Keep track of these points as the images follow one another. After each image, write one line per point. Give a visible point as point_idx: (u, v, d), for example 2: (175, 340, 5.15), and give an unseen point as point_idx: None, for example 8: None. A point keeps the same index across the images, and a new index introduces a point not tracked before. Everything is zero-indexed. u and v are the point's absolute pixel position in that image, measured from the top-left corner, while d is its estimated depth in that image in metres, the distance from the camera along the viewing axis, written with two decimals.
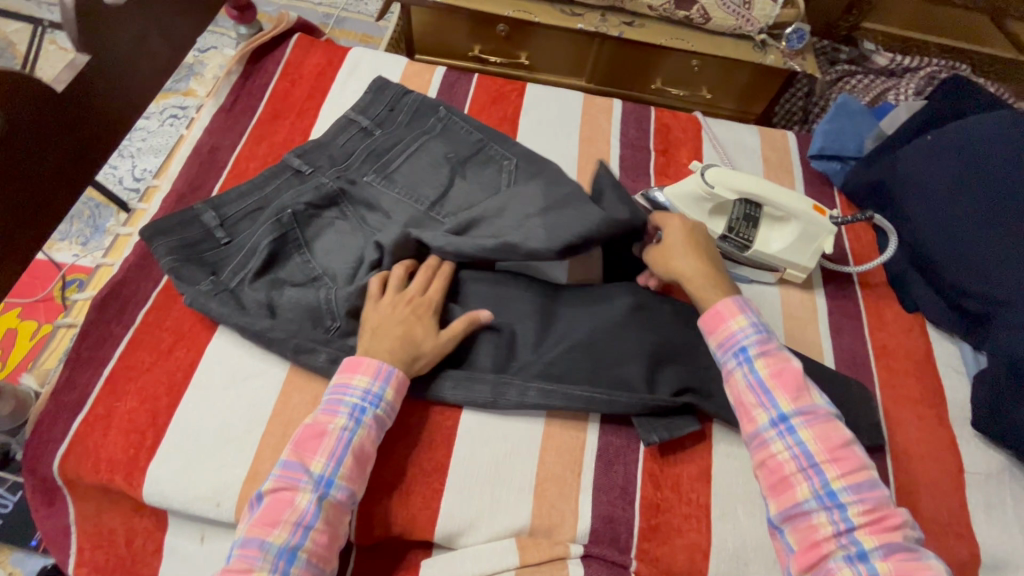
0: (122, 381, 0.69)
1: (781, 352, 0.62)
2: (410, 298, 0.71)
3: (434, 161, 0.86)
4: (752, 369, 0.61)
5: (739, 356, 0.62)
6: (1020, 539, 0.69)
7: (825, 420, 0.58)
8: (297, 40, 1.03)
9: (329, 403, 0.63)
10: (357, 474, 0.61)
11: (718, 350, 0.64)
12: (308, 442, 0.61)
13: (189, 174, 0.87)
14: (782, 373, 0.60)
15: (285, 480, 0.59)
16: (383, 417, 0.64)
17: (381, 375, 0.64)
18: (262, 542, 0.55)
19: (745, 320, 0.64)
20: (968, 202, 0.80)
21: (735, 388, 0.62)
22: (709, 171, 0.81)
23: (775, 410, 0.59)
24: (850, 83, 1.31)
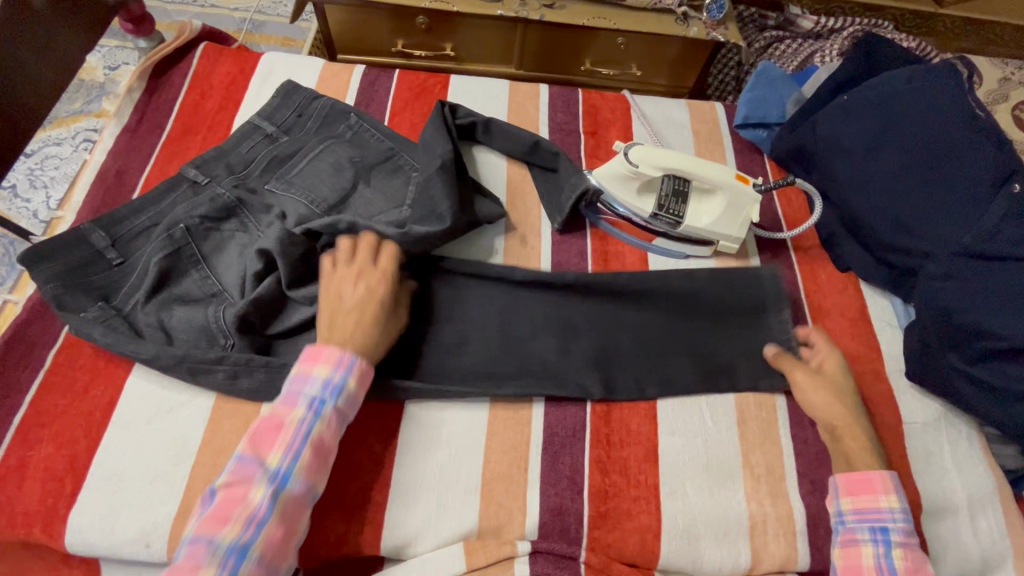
0: (35, 428, 0.65)
1: (920, 552, 0.62)
2: (361, 272, 0.70)
3: (339, 165, 0.84)
4: (887, 553, 0.61)
5: (876, 533, 0.62)
6: (957, 482, 0.71)
7: None
8: (204, 50, 0.98)
9: (288, 395, 0.62)
10: (316, 468, 0.60)
11: (855, 515, 0.63)
12: (264, 435, 0.59)
13: (95, 201, 0.82)
14: (917, 572, 0.60)
15: (239, 475, 0.56)
16: (343, 409, 0.62)
17: (343, 364, 0.63)
18: (211, 539, 0.53)
19: (897, 503, 0.63)
20: (889, 157, 0.82)
21: (861, 560, 0.61)
22: (632, 151, 0.81)
23: None
24: (779, 49, 1.28)
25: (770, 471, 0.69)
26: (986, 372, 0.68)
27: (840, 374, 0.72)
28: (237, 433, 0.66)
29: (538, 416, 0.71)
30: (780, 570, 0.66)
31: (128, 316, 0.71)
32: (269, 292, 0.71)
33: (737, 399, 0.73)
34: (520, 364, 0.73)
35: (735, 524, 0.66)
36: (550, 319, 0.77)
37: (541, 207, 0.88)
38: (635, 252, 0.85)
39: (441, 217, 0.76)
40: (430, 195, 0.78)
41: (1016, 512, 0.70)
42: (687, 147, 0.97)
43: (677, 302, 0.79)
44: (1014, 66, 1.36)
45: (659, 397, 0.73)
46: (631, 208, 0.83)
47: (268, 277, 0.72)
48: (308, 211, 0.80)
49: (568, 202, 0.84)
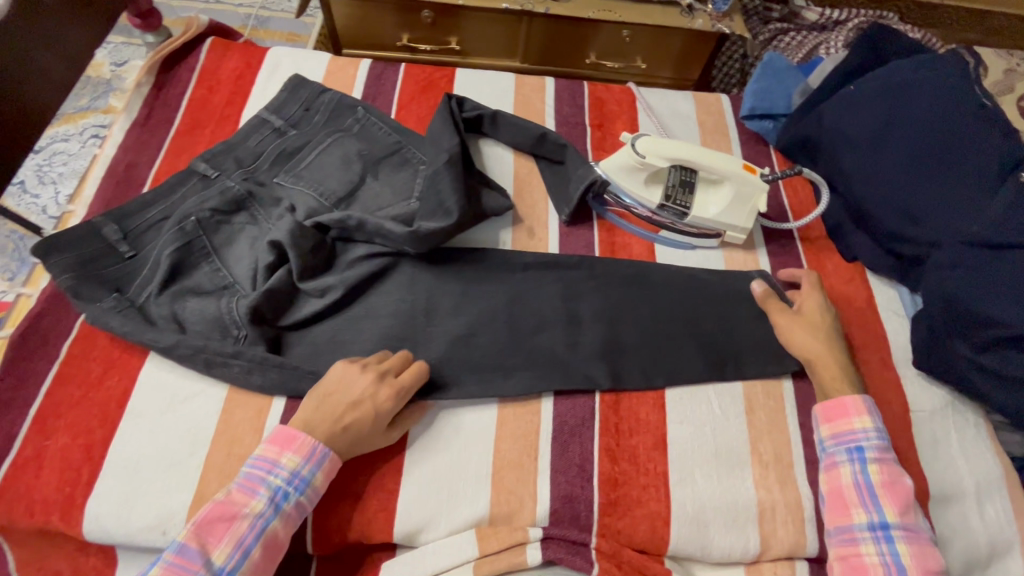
0: (51, 418, 0.66)
1: (895, 467, 0.64)
2: (381, 379, 0.65)
3: (347, 158, 0.85)
4: (864, 470, 0.64)
5: (853, 453, 0.65)
6: (964, 469, 0.71)
7: (924, 544, 0.61)
8: (212, 44, 0.99)
9: (248, 483, 0.59)
10: (264, 565, 0.58)
11: (833, 439, 0.66)
12: (213, 525, 0.56)
13: (105, 195, 0.83)
14: (894, 485, 0.63)
15: (176, 569, 0.54)
16: (304, 505, 0.60)
17: (313, 458, 0.60)
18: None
19: (871, 422, 0.65)
20: (896, 145, 0.82)
21: (839, 480, 0.64)
22: (639, 142, 0.82)
23: (877, 516, 0.61)
24: (782, 41, 1.25)
25: (778, 458, 0.70)
26: (993, 359, 0.69)
27: (829, 320, 0.74)
28: (250, 423, 0.67)
29: (548, 405, 0.71)
30: (789, 555, 0.66)
31: (142, 308, 0.71)
32: (279, 284, 0.73)
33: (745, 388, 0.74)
34: (530, 354, 0.74)
35: (744, 511, 0.67)
36: (558, 309, 0.77)
37: (548, 200, 0.88)
38: (641, 243, 0.86)
39: (448, 211, 0.77)
40: (437, 189, 0.79)
41: None
42: (694, 139, 0.97)
43: (684, 292, 0.79)
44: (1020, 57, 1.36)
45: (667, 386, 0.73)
46: (637, 199, 0.85)
47: (279, 269, 0.74)
48: (315, 205, 0.80)
49: (576, 193, 0.84)
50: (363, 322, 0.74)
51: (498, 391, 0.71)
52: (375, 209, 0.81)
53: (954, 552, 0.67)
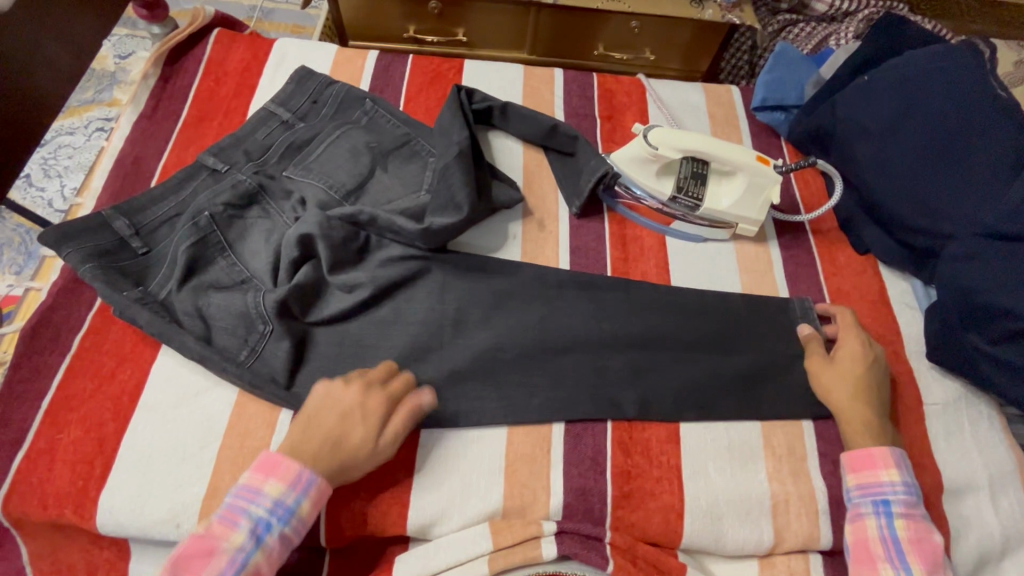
0: (63, 412, 0.65)
1: (925, 522, 0.62)
2: (367, 385, 0.64)
3: (356, 151, 0.84)
4: (890, 524, 0.62)
5: (879, 506, 0.63)
6: (978, 463, 0.71)
7: None
8: (218, 36, 0.98)
9: (230, 512, 0.56)
10: None
11: (859, 490, 0.65)
12: (193, 559, 0.54)
13: (114, 188, 0.82)
14: (921, 541, 0.61)
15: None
16: (289, 536, 0.57)
17: (297, 486, 0.57)
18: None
19: (898, 476, 0.64)
20: (910, 138, 0.81)
21: (865, 533, 0.62)
22: (651, 133, 0.81)
23: (906, 574, 0.59)
24: (792, 33, 1.21)
25: (792, 451, 0.70)
26: (1009, 352, 0.69)
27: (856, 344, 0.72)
28: (263, 416, 0.67)
29: None
30: (803, 548, 0.66)
31: (165, 304, 0.70)
32: (306, 280, 0.72)
33: (758, 381, 0.74)
34: (542, 346, 0.73)
35: (758, 504, 0.66)
36: (570, 302, 0.77)
37: (558, 192, 0.88)
38: (653, 236, 0.85)
39: (458, 206, 0.77)
40: (449, 183, 0.78)
41: None
42: (704, 131, 0.96)
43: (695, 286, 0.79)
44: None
45: (679, 378, 0.73)
46: (648, 191, 0.84)
47: (304, 265, 0.73)
48: (330, 198, 0.80)
49: (587, 186, 0.84)
50: (374, 316, 0.74)
51: (511, 384, 0.71)
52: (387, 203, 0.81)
53: (969, 544, 0.67)
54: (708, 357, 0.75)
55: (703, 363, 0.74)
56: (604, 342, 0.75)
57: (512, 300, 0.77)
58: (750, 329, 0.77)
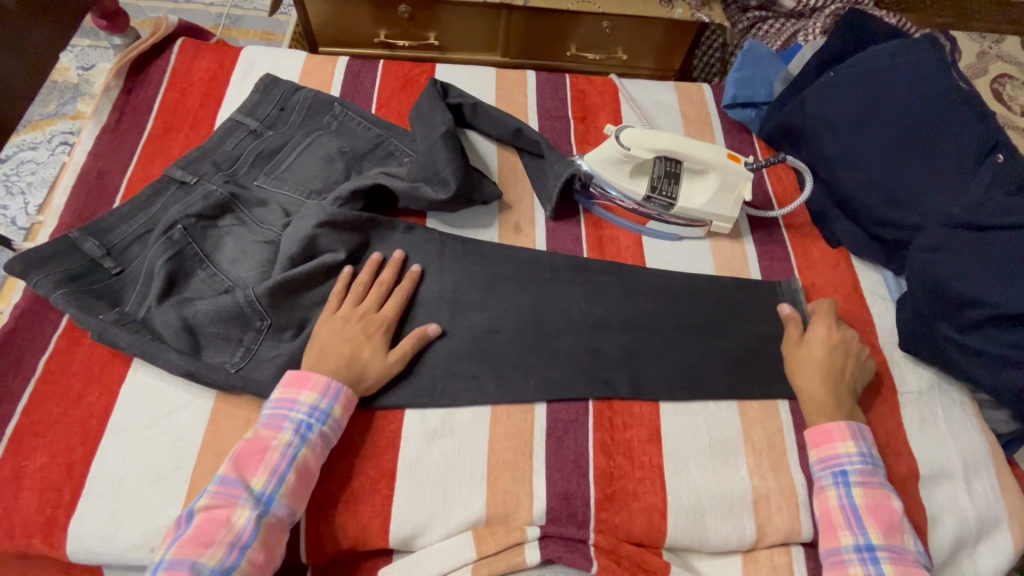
0: (28, 438, 0.63)
1: (883, 488, 0.64)
2: (364, 318, 0.70)
3: (330, 157, 0.83)
4: (848, 493, 0.64)
5: (837, 477, 0.65)
6: (952, 448, 0.72)
7: (914, 566, 0.60)
8: (182, 45, 0.96)
9: (273, 418, 0.62)
10: (300, 490, 0.60)
11: (819, 463, 0.67)
12: (248, 458, 0.60)
13: (79, 205, 0.80)
14: (878, 507, 0.63)
15: (222, 498, 0.57)
16: (329, 435, 0.63)
17: (329, 393, 0.64)
18: (193, 563, 0.54)
19: (855, 447, 0.66)
20: (877, 131, 0.82)
21: (826, 505, 0.64)
22: (623, 134, 0.81)
23: (864, 538, 0.61)
24: (762, 29, 1.19)
25: (771, 445, 0.70)
26: (978, 340, 0.70)
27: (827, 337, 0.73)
28: (238, 433, 0.66)
29: (541, 403, 0.71)
30: (786, 542, 0.66)
31: (143, 321, 0.69)
32: (302, 275, 0.71)
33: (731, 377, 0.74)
34: (521, 350, 0.73)
35: (740, 499, 0.67)
36: (548, 305, 0.76)
37: (534, 195, 0.87)
38: (629, 236, 0.86)
39: (444, 180, 0.79)
40: (434, 159, 0.80)
41: (1007, 475, 0.72)
42: (677, 130, 0.96)
43: (670, 287, 0.79)
44: (991, 40, 1.40)
45: (660, 377, 0.73)
46: (624, 192, 0.84)
47: (300, 262, 0.72)
48: (306, 204, 0.79)
49: (555, 189, 0.83)
50: None
51: (491, 391, 0.70)
52: (371, 197, 0.82)
53: (946, 531, 0.68)
54: (688, 355, 0.75)
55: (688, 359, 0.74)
56: (584, 343, 0.74)
57: (491, 305, 0.76)
58: (728, 325, 0.77)
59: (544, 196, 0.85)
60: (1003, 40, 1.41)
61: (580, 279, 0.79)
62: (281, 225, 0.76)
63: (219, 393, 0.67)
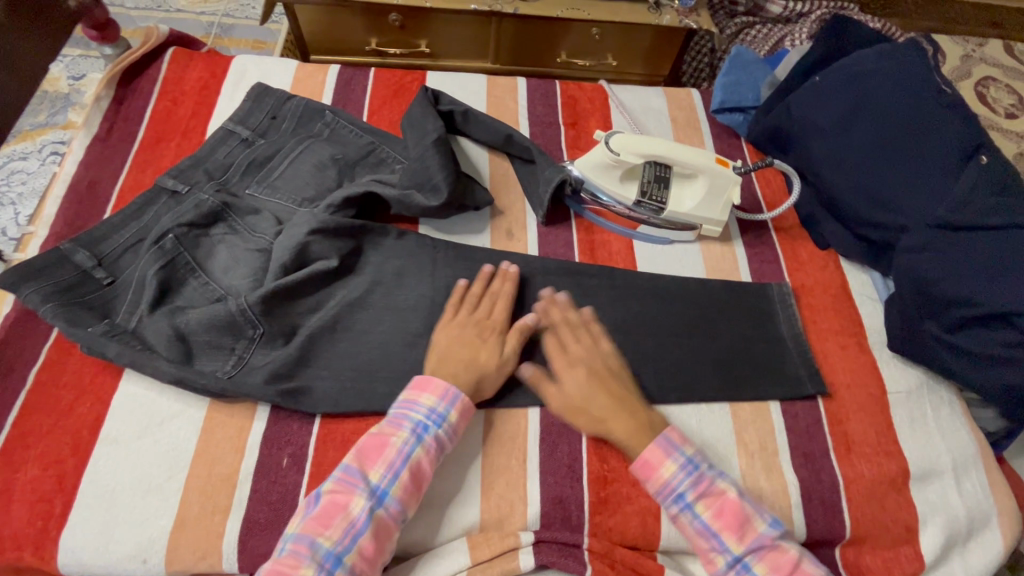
0: (19, 450, 0.63)
1: (716, 487, 0.64)
2: (477, 323, 0.71)
3: (322, 164, 0.83)
4: (695, 515, 0.63)
5: (679, 503, 0.63)
6: (941, 447, 0.73)
7: (774, 548, 0.61)
8: (173, 55, 0.96)
9: (396, 416, 0.63)
10: (412, 489, 0.60)
11: (659, 496, 0.65)
12: (370, 450, 0.61)
13: (70, 215, 0.80)
14: (723, 512, 0.62)
15: (344, 485, 0.58)
16: (443, 439, 0.63)
17: (448, 397, 0.64)
18: (313, 540, 0.55)
19: (674, 465, 0.64)
20: (862, 134, 0.84)
21: (686, 531, 0.63)
22: (612, 139, 0.82)
23: (727, 553, 0.61)
24: (750, 34, 1.25)
25: (764, 446, 0.71)
26: (964, 339, 0.71)
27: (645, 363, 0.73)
28: (231, 442, 0.65)
29: (534, 408, 0.71)
30: None
31: (135, 331, 0.68)
32: (294, 283, 0.72)
33: (600, 391, 0.68)
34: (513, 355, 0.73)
35: None
36: (540, 310, 0.77)
37: (526, 201, 0.88)
38: (620, 240, 0.86)
39: (436, 186, 0.79)
40: (426, 166, 0.80)
41: (996, 472, 0.73)
42: (666, 135, 0.97)
43: (661, 291, 0.80)
44: (974, 43, 1.43)
45: (652, 380, 0.73)
46: (614, 196, 0.85)
47: (293, 270, 0.73)
48: (299, 212, 0.79)
49: (547, 195, 0.83)
50: (339, 334, 0.72)
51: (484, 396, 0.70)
52: (364, 205, 0.82)
53: (938, 529, 0.68)
54: (681, 358, 0.75)
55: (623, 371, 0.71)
56: None
57: None
58: (719, 328, 0.78)
59: (534, 200, 0.86)
60: (985, 44, 1.43)
61: (573, 284, 0.79)
62: (274, 233, 0.76)
63: (212, 402, 0.67)
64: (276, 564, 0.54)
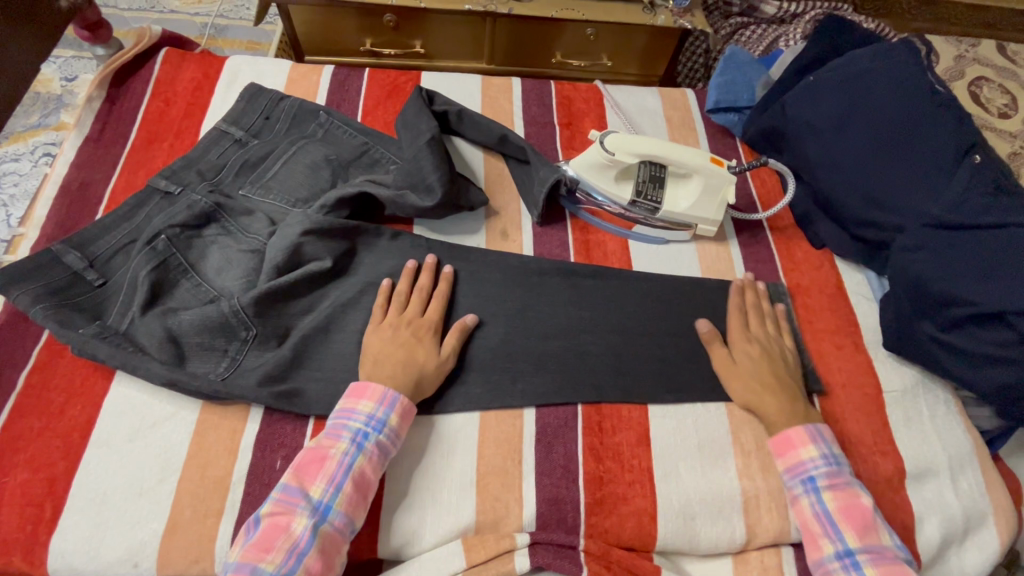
0: (9, 454, 0.62)
1: (850, 487, 0.64)
2: (411, 322, 0.71)
3: (316, 165, 0.83)
4: (819, 500, 0.64)
5: (807, 485, 0.65)
6: (937, 446, 0.73)
7: (892, 562, 0.60)
8: (166, 55, 0.96)
9: (333, 427, 0.62)
10: (357, 499, 0.60)
11: (788, 474, 0.66)
12: (307, 466, 0.60)
13: (61, 217, 0.79)
14: (850, 508, 0.63)
15: (283, 505, 0.58)
16: (386, 444, 0.62)
17: (385, 401, 0.64)
18: (254, 566, 0.54)
19: (816, 450, 0.66)
20: (857, 133, 0.84)
21: (802, 514, 0.64)
22: (607, 139, 0.82)
23: (841, 544, 0.61)
24: (744, 36, 1.22)
25: (760, 446, 0.70)
26: (959, 337, 0.71)
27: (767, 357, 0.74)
28: (224, 444, 0.65)
29: (529, 408, 0.70)
30: (775, 543, 0.67)
31: (127, 333, 0.68)
32: (288, 284, 0.71)
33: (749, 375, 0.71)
34: (508, 356, 0.73)
35: (729, 500, 0.67)
36: (535, 310, 0.76)
37: (521, 201, 0.88)
38: (616, 240, 0.86)
39: (429, 187, 0.79)
40: (420, 166, 0.80)
41: (992, 471, 0.73)
42: (661, 135, 0.97)
43: (657, 291, 0.80)
44: (967, 44, 1.43)
45: (647, 380, 0.73)
46: (609, 196, 0.84)
47: (287, 271, 0.72)
48: (292, 213, 0.79)
49: (541, 195, 0.83)
50: (333, 335, 0.72)
51: (479, 397, 0.70)
52: (359, 205, 0.82)
53: (934, 528, 0.68)
54: (677, 358, 0.75)
55: (737, 357, 0.74)
56: (572, 348, 0.74)
57: (479, 311, 0.76)
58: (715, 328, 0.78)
59: (530, 200, 0.86)
60: (978, 44, 1.44)
61: (568, 284, 0.79)
62: (267, 234, 0.76)
63: (205, 404, 0.67)
64: None
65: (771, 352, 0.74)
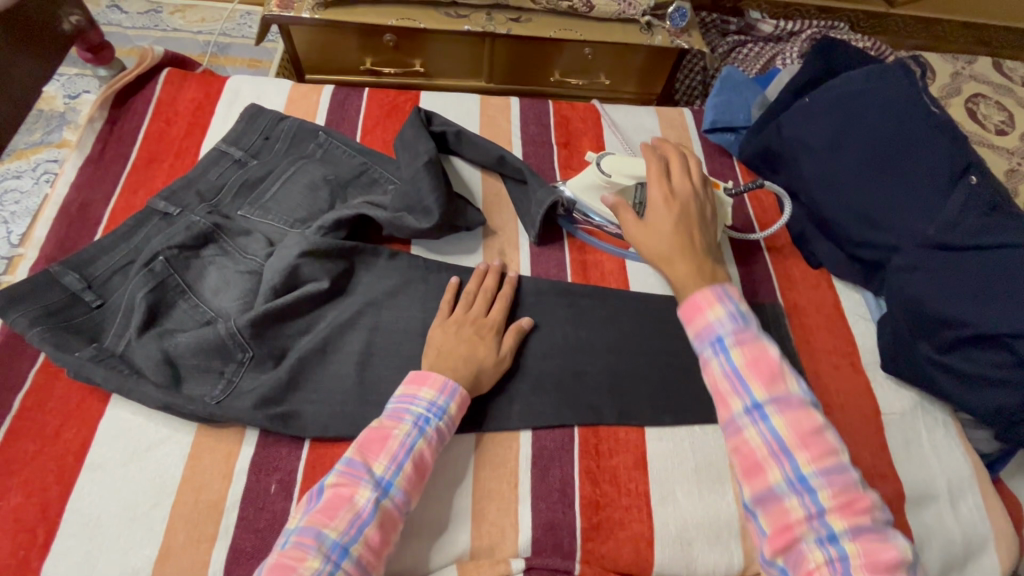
0: (3, 478, 0.62)
1: (759, 340, 0.57)
2: (475, 320, 0.72)
3: (314, 185, 0.84)
4: (728, 359, 0.57)
5: (715, 346, 0.58)
6: (936, 469, 0.72)
7: (800, 407, 0.54)
8: (167, 75, 0.97)
9: (395, 410, 0.62)
10: (415, 481, 0.59)
11: (695, 340, 0.60)
12: (372, 443, 0.60)
13: (60, 237, 0.79)
14: (757, 361, 0.56)
15: (347, 477, 0.57)
16: (444, 431, 0.63)
17: (447, 390, 0.64)
18: (319, 531, 0.53)
19: (722, 309, 0.59)
20: (852, 154, 0.84)
21: (711, 376, 0.58)
22: (604, 161, 0.84)
23: (749, 398, 0.55)
24: (741, 53, 1.30)
25: None
26: (957, 360, 0.70)
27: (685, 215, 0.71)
28: (219, 467, 0.65)
29: (526, 431, 0.70)
30: None
31: (123, 355, 0.68)
32: (286, 306, 0.71)
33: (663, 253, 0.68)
34: (505, 377, 0.72)
35: (727, 525, 0.66)
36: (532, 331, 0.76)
37: (519, 220, 0.88)
38: (613, 259, 0.86)
39: (427, 209, 0.79)
40: (418, 186, 0.80)
41: (992, 494, 0.72)
42: None
43: (655, 311, 0.80)
44: (963, 61, 1.44)
45: (645, 402, 0.73)
46: (607, 217, 0.85)
47: (285, 293, 0.72)
48: (290, 233, 0.79)
49: (539, 214, 0.83)
50: (329, 357, 0.72)
51: (475, 420, 0.70)
52: (357, 226, 0.82)
53: (934, 553, 0.68)
54: (675, 380, 0.75)
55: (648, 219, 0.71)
56: (569, 369, 0.74)
57: None
58: None
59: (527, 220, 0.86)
60: (974, 61, 1.45)
61: (566, 305, 0.79)
62: (265, 255, 0.76)
63: (201, 427, 0.67)
64: (281, 556, 0.52)
65: (687, 210, 0.71)
